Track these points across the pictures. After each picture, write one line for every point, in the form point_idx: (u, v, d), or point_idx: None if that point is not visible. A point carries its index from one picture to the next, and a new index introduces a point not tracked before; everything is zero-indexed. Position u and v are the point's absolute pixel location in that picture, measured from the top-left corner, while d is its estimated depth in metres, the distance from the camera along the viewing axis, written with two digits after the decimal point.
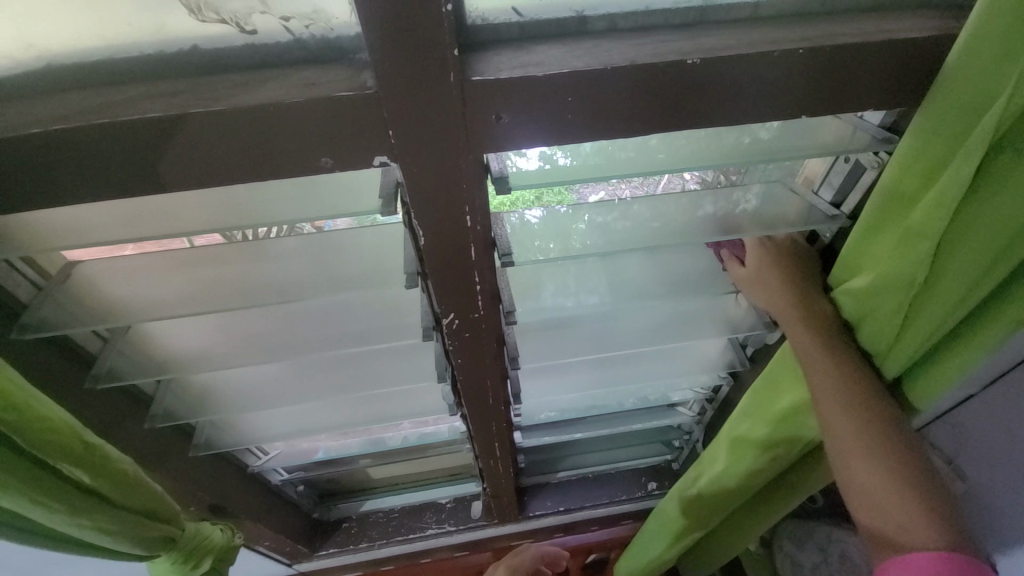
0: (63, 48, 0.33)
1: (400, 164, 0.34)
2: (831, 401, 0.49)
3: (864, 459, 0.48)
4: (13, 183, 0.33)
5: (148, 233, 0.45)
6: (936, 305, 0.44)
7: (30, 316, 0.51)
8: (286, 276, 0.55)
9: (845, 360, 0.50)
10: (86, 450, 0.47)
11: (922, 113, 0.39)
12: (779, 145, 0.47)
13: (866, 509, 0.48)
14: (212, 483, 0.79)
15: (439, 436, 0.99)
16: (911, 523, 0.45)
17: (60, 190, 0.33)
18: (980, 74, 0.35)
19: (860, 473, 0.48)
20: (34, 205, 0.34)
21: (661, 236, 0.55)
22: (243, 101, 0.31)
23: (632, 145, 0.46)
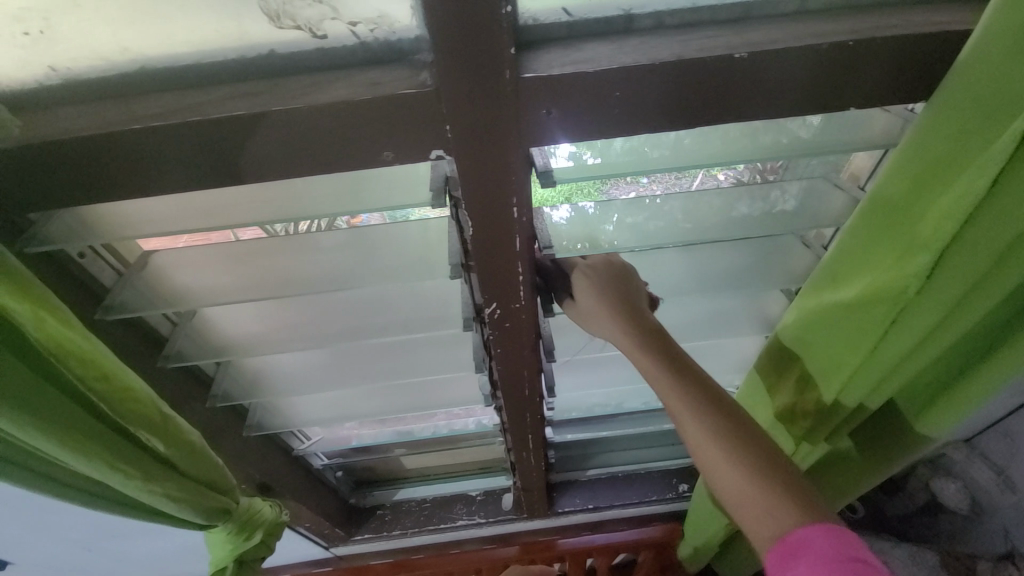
0: (159, 53, 0.36)
1: (454, 157, 0.36)
2: (683, 406, 0.50)
3: (727, 460, 0.47)
4: (117, 174, 0.37)
5: (220, 224, 0.49)
6: (933, 315, 0.44)
7: (113, 298, 0.57)
8: (338, 266, 0.59)
9: (685, 370, 0.52)
10: (162, 420, 0.52)
11: (930, 111, 0.38)
12: (825, 138, 0.46)
13: (749, 518, 0.45)
14: (260, 462, 0.84)
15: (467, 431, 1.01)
16: (779, 509, 0.43)
17: (154, 181, 0.37)
18: (995, 70, 0.34)
19: (722, 471, 0.47)
20: (133, 195, 0.38)
21: (696, 235, 0.57)
22: (316, 99, 0.34)
23: (665, 142, 0.47)
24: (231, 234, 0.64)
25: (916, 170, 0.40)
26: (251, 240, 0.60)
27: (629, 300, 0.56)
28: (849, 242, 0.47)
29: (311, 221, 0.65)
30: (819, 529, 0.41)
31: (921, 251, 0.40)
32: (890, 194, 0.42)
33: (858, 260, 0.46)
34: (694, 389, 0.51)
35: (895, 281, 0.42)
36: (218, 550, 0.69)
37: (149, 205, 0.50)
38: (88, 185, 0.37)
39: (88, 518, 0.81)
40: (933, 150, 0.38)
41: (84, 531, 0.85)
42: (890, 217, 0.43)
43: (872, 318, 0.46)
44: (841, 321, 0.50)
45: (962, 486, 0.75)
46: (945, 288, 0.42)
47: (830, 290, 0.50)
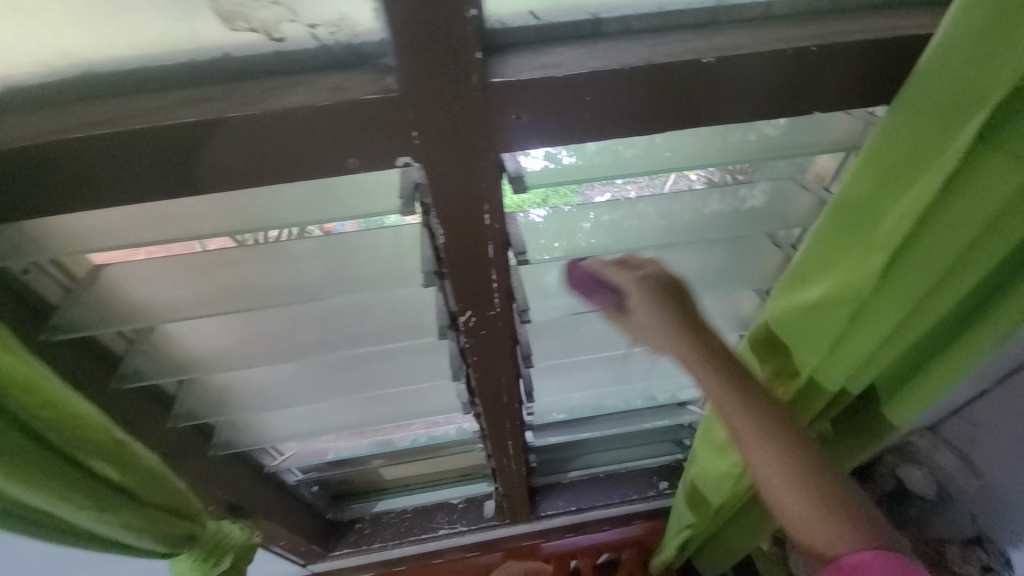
0: (103, 57, 0.34)
1: (422, 164, 0.35)
2: (728, 403, 0.42)
3: (781, 473, 0.40)
4: (56, 187, 0.34)
5: (178, 235, 0.47)
6: (896, 310, 0.45)
7: (60, 316, 0.53)
8: (307, 276, 0.57)
9: (728, 354, 0.42)
10: (115, 446, 0.49)
11: (892, 113, 0.38)
12: (788, 141, 0.48)
13: (797, 531, 0.40)
14: (229, 481, 0.81)
15: (448, 438, 1.01)
16: (834, 531, 0.38)
17: (97, 194, 0.35)
18: (955, 75, 0.34)
19: (770, 480, 0.40)
20: (74, 209, 0.36)
21: (671, 234, 0.58)
22: (274, 105, 0.32)
23: (638, 143, 0.47)
24: (198, 243, 0.60)
25: (877, 172, 0.40)
26: (210, 251, 0.57)
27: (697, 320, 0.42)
28: (813, 246, 0.47)
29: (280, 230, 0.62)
30: (880, 558, 0.36)
31: (879, 249, 0.40)
32: (853, 197, 0.42)
33: (823, 262, 0.47)
34: (781, 432, 0.41)
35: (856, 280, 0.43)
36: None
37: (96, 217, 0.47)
38: (22, 200, 0.35)
39: (41, 551, 0.76)
40: (892, 152, 0.39)
41: (38, 565, 0.79)
42: (854, 219, 0.43)
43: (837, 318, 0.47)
44: (806, 324, 0.50)
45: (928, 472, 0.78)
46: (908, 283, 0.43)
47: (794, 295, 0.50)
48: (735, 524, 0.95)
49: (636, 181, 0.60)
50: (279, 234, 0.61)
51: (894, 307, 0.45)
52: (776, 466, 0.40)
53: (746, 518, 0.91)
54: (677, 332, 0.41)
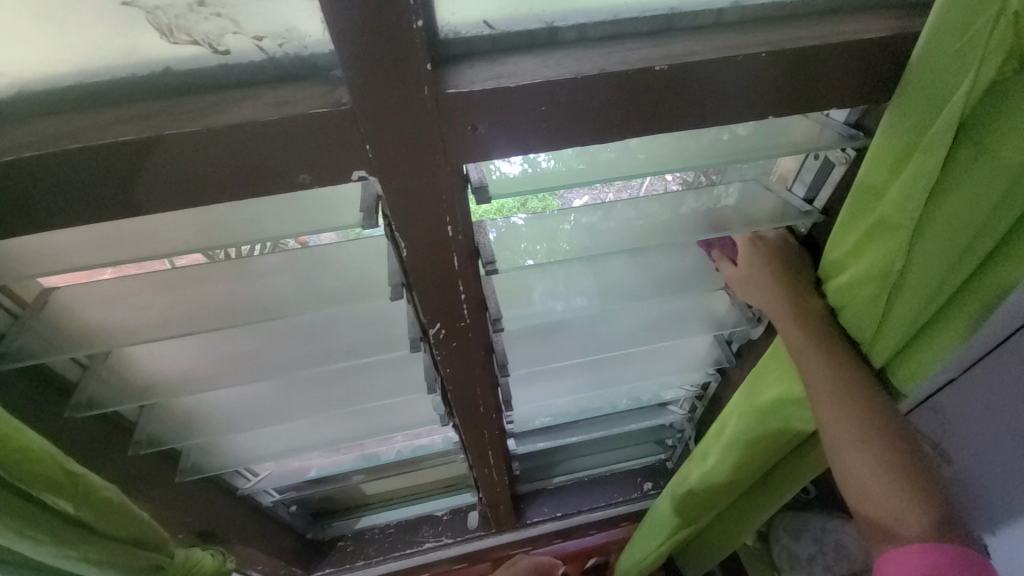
0: (34, 74, 0.32)
1: (378, 178, 0.34)
2: (832, 400, 0.48)
3: (862, 457, 0.47)
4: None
5: (125, 257, 0.44)
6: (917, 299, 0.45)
7: (8, 344, 0.50)
8: (270, 293, 0.55)
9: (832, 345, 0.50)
10: (69, 479, 0.46)
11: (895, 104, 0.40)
12: (749, 145, 0.48)
13: (866, 505, 0.48)
14: (200, 507, 0.78)
15: (433, 448, 0.99)
16: (903, 512, 0.46)
17: (26, 217, 0.33)
18: (941, 63, 0.36)
19: (852, 464, 0.48)
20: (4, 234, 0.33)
21: (650, 234, 0.57)
22: (218, 120, 0.31)
23: (613, 146, 0.48)
24: (167, 263, 0.59)
25: (886, 160, 0.42)
26: (170, 271, 0.55)
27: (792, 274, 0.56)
28: (837, 236, 0.48)
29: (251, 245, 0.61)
30: (929, 548, 0.44)
31: (895, 230, 0.42)
32: (867, 187, 0.44)
33: (849, 251, 0.47)
34: (849, 381, 0.49)
35: (884, 260, 0.44)
36: None
37: (41, 240, 0.45)
38: None
39: None
40: (898, 141, 0.40)
41: None
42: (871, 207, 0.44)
43: (863, 301, 0.48)
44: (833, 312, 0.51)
45: None
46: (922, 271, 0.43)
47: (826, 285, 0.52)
48: (721, 521, 0.94)
49: (613, 188, 0.61)
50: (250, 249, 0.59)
51: (914, 296, 0.45)
52: (836, 405, 0.48)
53: (734, 513, 0.90)
54: (768, 277, 0.56)
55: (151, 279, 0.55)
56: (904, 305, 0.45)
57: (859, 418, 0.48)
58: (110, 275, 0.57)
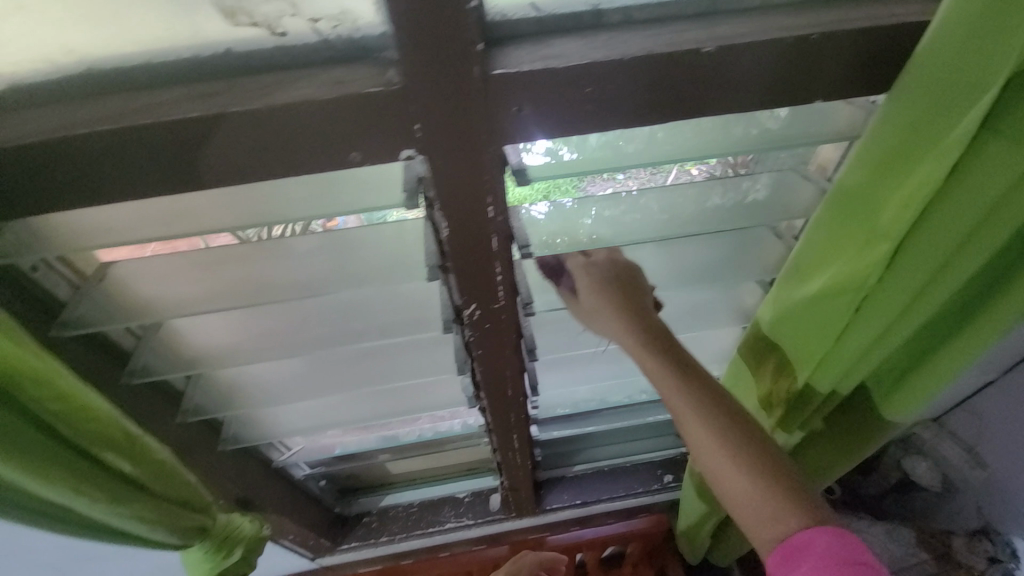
0: (105, 52, 0.34)
1: (425, 157, 0.35)
2: (691, 415, 0.53)
3: (732, 466, 0.50)
4: (55, 188, 0.34)
5: (186, 231, 0.47)
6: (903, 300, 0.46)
7: (69, 313, 0.54)
8: (313, 273, 0.58)
9: (680, 362, 0.55)
10: (127, 439, 0.48)
11: (890, 100, 0.39)
12: (787, 133, 0.47)
13: (748, 514, 0.49)
14: (238, 475, 0.81)
15: (453, 431, 1.03)
16: (775, 511, 0.48)
17: (95, 189, 0.34)
18: (953, 59, 0.35)
19: (725, 474, 0.50)
20: (72, 203, 0.35)
21: (677, 226, 0.57)
22: (276, 100, 0.32)
23: (638, 137, 0.47)
24: (201, 240, 0.61)
25: (875, 160, 0.41)
26: (218, 247, 0.57)
27: (633, 302, 0.57)
28: (813, 237, 0.49)
29: (283, 225, 0.62)
30: (818, 531, 0.46)
31: (881, 239, 0.43)
32: (849, 185, 0.44)
33: (822, 253, 0.48)
34: (700, 391, 0.53)
35: (859, 270, 0.45)
36: (195, 568, 0.68)
37: (100, 215, 0.47)
38: (15, 199, 0.34)
39: (59, 544, 0.78)
40: (890, 141, 0.40)
41: (53, 559, 0.81)
42: (851, 208, 0.45)
43: (842, 306, 0.49)
44: (806, 313, 0.52)
45: (932, 463, 0.93)
46: (901, 281, 0.45)
47: (794, 286, 0.53)
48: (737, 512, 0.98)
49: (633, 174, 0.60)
50: (273, 231, 0.62)
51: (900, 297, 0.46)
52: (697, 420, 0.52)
53: None
54: (616, 316, 0.56)
55: (187, 258, 0.56)
56: (890, 304, 0.47)
57: (717, 429, 0.52)
58: (153, 249, 0.59)
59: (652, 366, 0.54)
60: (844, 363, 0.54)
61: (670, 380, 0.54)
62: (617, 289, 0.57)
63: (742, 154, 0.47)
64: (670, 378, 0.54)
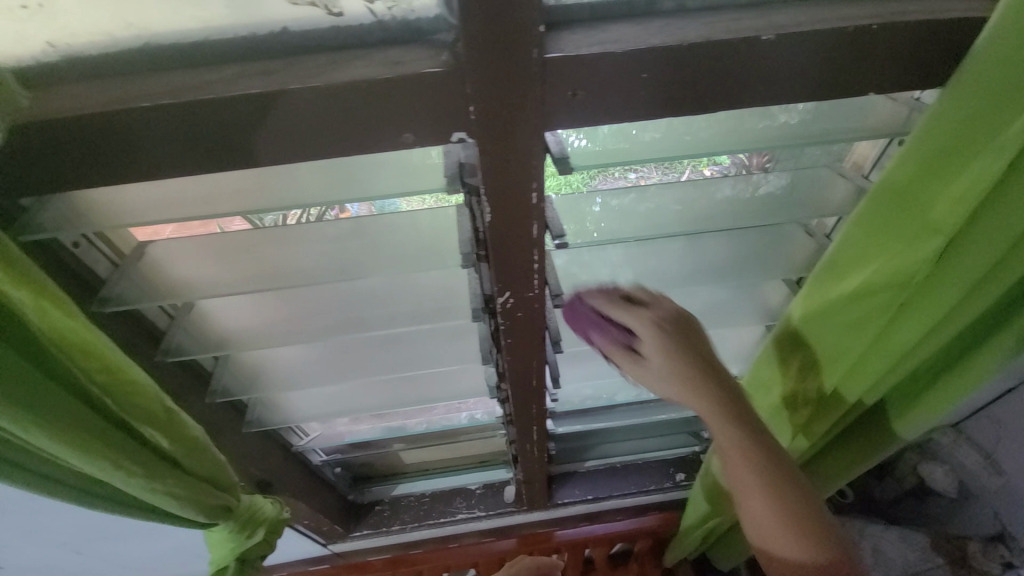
0: (164, 28, 0.34)
1: (475, 140, 0.35)
2: (733, 455, 0.51)
3: (767, 508, 0.51)
4: (108, 163, 0.33)
5: (229, 209, 0.47)
6: (946, 296, 0.47)
7: (108, 289, 0.54)
8: (347, 256, 0.58)
9: (728, 401, 0.51)
10: (166, 415, 0.48)
11: (942, 96, 0.38)
12: (816, 128, 0.48)
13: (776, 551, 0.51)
14: (260, 458, 0.82)
15: (458, 424, 1.01)
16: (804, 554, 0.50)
17: (142, 163, 0.34)
18: (1010, 57, 0.35)
19: (758, 515, 0.51)
20: (118, 178, 0.34)
21: (688, 220, 0.58)
22: (336, 78, 0.32)
23: (657, 125, 0.47)
24: (217, 225, 0.63)
25: (925, 157, 0.41)
26: (243, 228, 0.57)
27: (683, 336, 0.51)
28: (850, 238, 0.48)
29: (298, 212, 0.64)
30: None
31: (933, 234, 0.43)
32: (896, 183, 0.43)
33: (860, 252, 0.48)
34: (745, 436, 0.51)
35: (905, 265, 0.45)
36: (218, 548, 0.69)
37: (143, 191, 0.47)
38: (69, 176, 0.34)
39: (82, 521, 0.79)
40: (940, 140, 0.40)
41: (74, 535, 0.82)
42: (897, 207, 0.44)
43: (881, 300, 0.49)
44: (844, 310, 0.52)
45: (948, 468, 0.91)
46: (950, 277, 0.46)
47: (829, 286, 0.52)
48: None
49: (644, 172, 0.62)
50: (290, 216, 0.64)
51: (944, 293, 0.47)
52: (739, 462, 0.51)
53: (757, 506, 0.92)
54: (670, 354, 0.50)
55: (215, 240, 0.57)
56: (933, 298, 0.48)
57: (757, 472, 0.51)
58: (173, 230, 0.61)
59: (718, 430, 0.51)
60: (883, 358, 0.54)
61: (736, 447, 0.51)
62: (682, 345, 0.51)
63: (761, 150, 0.47)
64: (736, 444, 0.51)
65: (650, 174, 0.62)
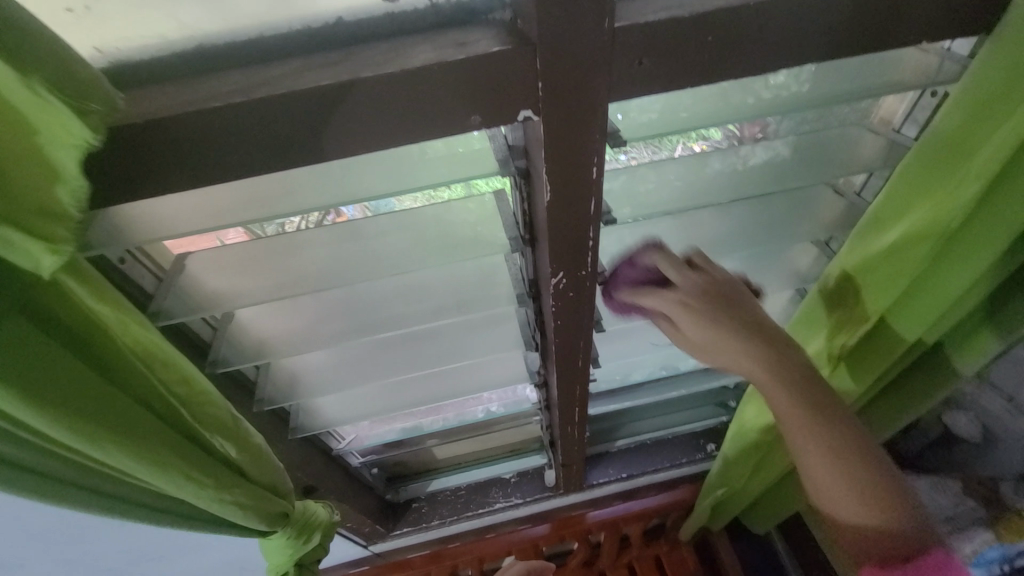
0: (216, 28, 0.33)
1: (542, 118, 0.35)
2: (818, 455, 0.53)
3: (856, 503, 0.53)
4: (184, 164, 0.33)
5: (278, 211, 0.46)
6: (992, 240, 0.48)
7: (156, 304, 0.53)
8: (389, 251, 0.56)
9: (810, 400, 0.53)
10: (233, 424, 0.49)
11: (992, 45, 0.39)
12: (854, 84, 0.48)
13: (863, 545, 0.54)
14: (305, 464, 0.82)
15: (477, 418, 1.02)
16: (893, 546, 0.52)
17: (216, 166, 0.33)
18: None
19: (844, 510, 0.53)
20: (188, 182, 0.34)
21: (684, 196, 0.59)
22: (405, 64, 0.32)
23: (656, 105, 0.47)
24: (216, 239, 0.59)
25: (974, 105, 0.41)
26: (246, 242, 0.56)
27: (746, 323, 0.54)
28: (893, 193, 0.48)
29: (296, 220, 0.60)
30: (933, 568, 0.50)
31: (972, 180, 0.43)
32: (942, 133, 0.44)
33: (902, 206, 0.48)
34: (826, 435, 0.53)
35: (943, 216, 0.46)
36: (276, 556, 0.69)
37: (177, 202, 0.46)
38: (135, 189, 0.33)
39: (133, 541, 0.79)
40: (987, 87, 0.40)
41: (126, 557, 0.82)
42: (944, 154, 0.44)
43: (919, 254, 0.49)
44: (881, 264, 0.53)
45: (973, 416, 0.95)
46: (993, 221, 0.47)
47: (867, 243, 0.53)
48: (765, 476, 0.99)
49: (636, 153, 0.60)
50: (288, 224, 0.60)
51: (991, 238, 0.48)
52: (821, 459, 0.53)
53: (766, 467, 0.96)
54: (730, 336, 0.53)
55: (238, 251, 0.56)
56: (971, 244, 0.49)
57: (844, 470, 0.52)
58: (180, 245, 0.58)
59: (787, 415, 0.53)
60: (926, 308, 0.55)
61: (806, 427, 0.53)
62: (726, 312, 0.53)
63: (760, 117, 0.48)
64: (808, 430, 0.53)
65: (642, 153, 0.61)
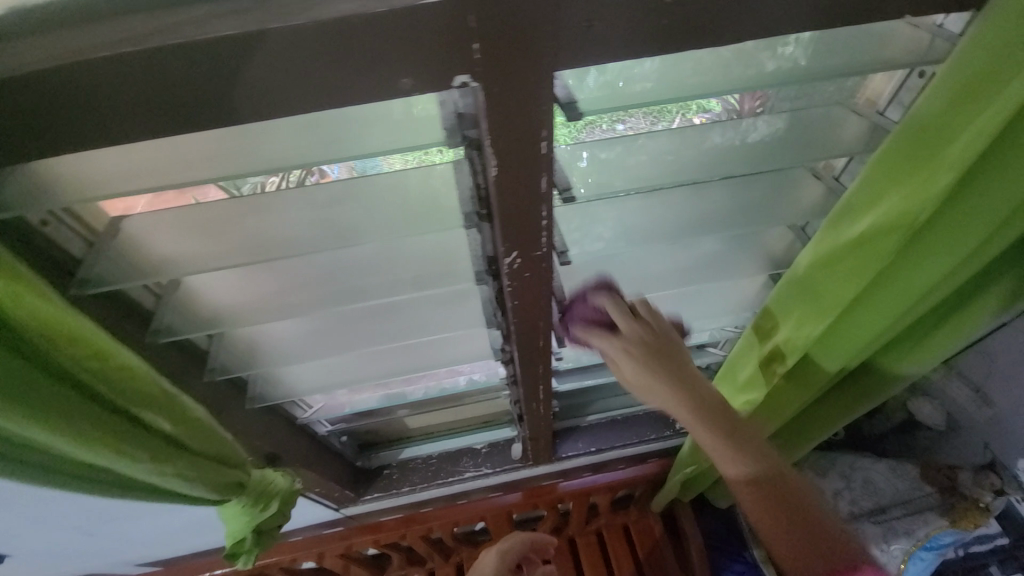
0: None
1: (481, 84, 0.32)
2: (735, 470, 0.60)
3: (774, 514, 0.59)
4: (67, 122, 0.30)
5: (207, 175, 0.42)
6: (966, 234, 0.45)
7: (87, 270, 0.51)
8: (340, 222, 0.54)
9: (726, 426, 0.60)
10: (166, 397, 0.47)
11: (984, 22, 0.36)
12: (835, 60, 0.44)
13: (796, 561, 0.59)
14: (266, 433, 0.82)
15: (456, 388, 1.01)
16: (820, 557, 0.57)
17: (113, 121, 0.30)
18: None
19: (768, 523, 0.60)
20: (88, 139, 0.31)
21: (676, 169, 0.55)
22: (322, 14, 0.28)
23: (650, 72, 0.43)
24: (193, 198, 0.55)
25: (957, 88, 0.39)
26: (198, 205, 0.52)
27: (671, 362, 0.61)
28: (871, 174, 0.47)
29: (276, 177, 0.57)
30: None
31: (945, 170, 0.40)
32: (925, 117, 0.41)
33: (876, 191, 0.47)
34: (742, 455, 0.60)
35: (915, 205, 0.43)
36: (232, 522, 0.69)
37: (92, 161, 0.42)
38: (25, 143, 0.31)
39: (91, 505, 0.79)
40: (975, 65, 0.37)
41: (85, 519, 0.82)
42: (921, 142, 0.42)
43: (886, 247, 0.47)
44: (850, 255, 0.51)
45: (937, 404, 0.96)
46: (967, 215, 0.44)
47: (840, 230, 0.52)
48: None
49: (632, 124, 0.56)
50: (269, 182, 0.56)
51: (966, 232, 0.45)
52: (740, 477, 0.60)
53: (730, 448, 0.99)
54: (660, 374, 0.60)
55: (182, 216, 0.52)
56: (942, 240, 0.46)
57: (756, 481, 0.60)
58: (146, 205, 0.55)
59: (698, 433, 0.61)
60: (896, 302, 0.53)
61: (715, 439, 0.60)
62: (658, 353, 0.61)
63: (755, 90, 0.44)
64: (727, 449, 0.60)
65: (639, 124, 0.57)
